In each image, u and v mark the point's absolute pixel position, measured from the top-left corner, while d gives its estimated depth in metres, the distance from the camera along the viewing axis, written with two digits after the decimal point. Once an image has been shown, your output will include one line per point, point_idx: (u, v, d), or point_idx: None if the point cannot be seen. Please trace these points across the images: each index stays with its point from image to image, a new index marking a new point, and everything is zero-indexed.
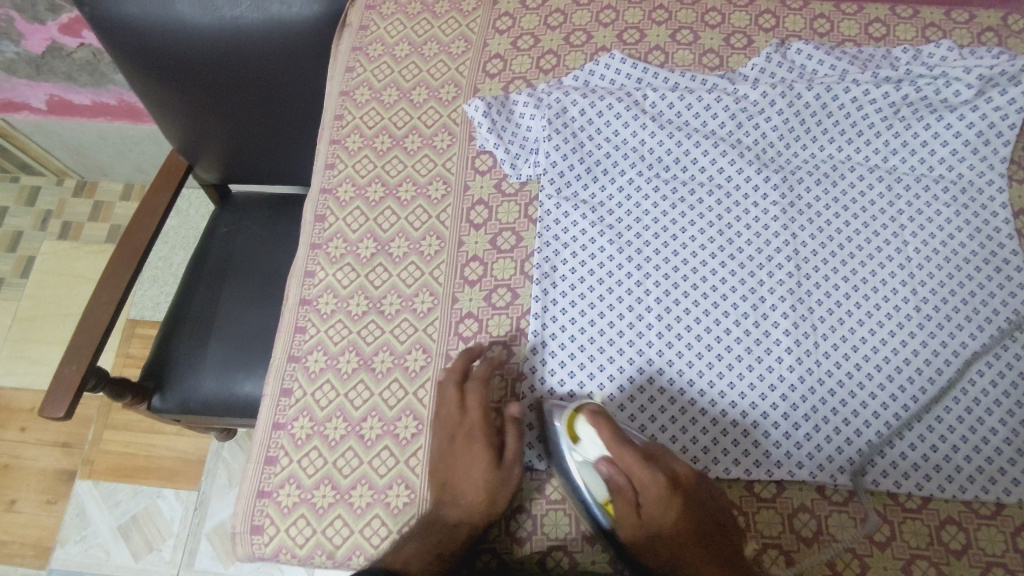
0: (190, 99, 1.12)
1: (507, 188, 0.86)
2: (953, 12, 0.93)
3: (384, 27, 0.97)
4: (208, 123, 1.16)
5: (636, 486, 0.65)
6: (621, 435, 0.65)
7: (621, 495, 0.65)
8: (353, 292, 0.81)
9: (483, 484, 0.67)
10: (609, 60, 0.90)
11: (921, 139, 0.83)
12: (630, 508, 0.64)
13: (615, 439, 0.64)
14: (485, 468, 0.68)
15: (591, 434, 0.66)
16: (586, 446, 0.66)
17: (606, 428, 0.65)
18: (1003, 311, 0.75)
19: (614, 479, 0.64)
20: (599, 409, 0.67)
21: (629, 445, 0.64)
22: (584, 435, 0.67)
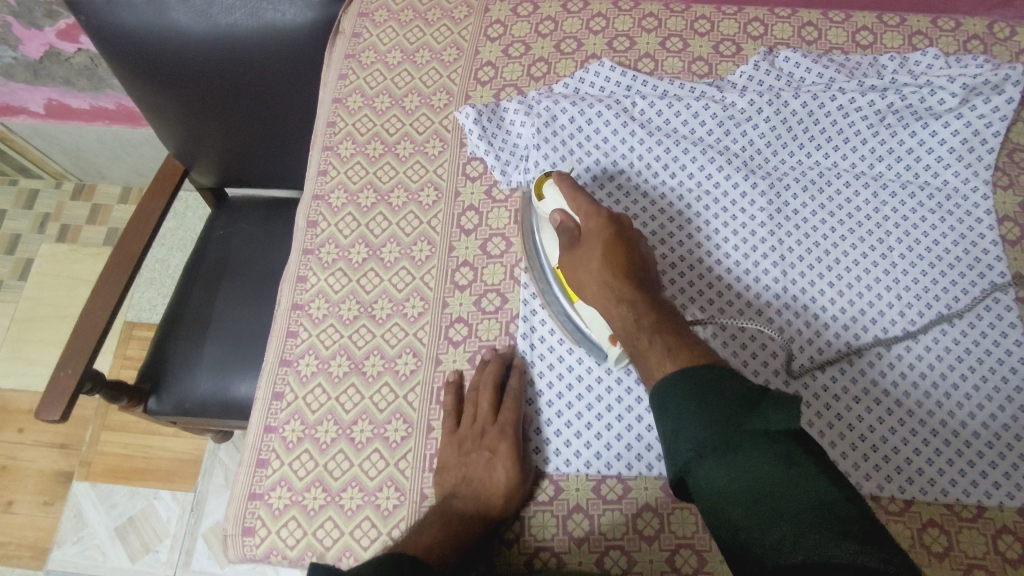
0: (187, 105, 1.13)
1: (497, 195, 0.87)
2: (939, 20, 0.94)
3: (377, 34, 0.98)
4: (203, 128, 1.17)
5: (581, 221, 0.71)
6: (584, 191, 0.72)
7: (569, 236, 0.72)
8: (345, 296, 0.82)
9: (504, 478, 0.69)
10: (599, 68, 0.91)
11: (907, 146, 0.84)
12: (572, 240, 0.72)
13: (576, 194, 0.71)
14: (507, 461, 0.69)
15: (557, 195, 0.73)
16: (548, 205, 0.74)
17: (570, 187, 0.72)
18: (985, 316, 0.76)
19: (566, 222, 0.72)
20: (570, 176, 0.74)
21: (586, 198, 0.71)
22: (549, 194, 0.74)
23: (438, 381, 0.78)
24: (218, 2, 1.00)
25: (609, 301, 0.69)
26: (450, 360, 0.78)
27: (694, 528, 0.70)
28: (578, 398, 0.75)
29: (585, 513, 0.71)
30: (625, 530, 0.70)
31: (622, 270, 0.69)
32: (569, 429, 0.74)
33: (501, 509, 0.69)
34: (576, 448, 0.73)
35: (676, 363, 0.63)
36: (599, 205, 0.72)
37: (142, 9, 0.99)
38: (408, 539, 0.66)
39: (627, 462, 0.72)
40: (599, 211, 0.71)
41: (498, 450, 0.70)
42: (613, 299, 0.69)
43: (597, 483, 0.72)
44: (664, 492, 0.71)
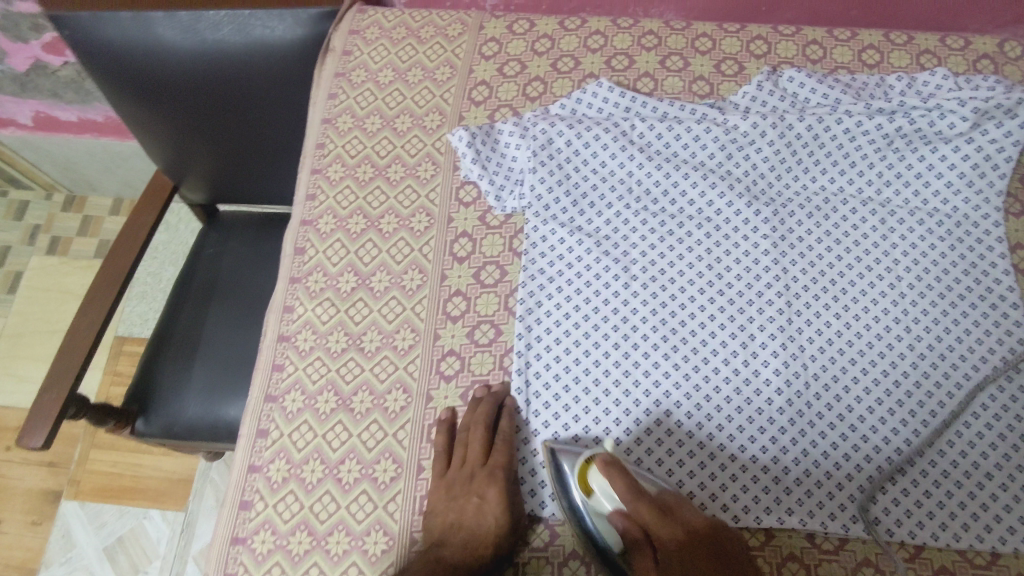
0: (174, 121, 1.10)
1: (492, 221, 0.84)
2: (948, 39, 0.91)
3: (368, 52, 0.95)
4: (191, 144, 1.14)
5: (638, 534, 0.60)
6: (633, 481, 0.62)
7: (632, 548, 0.61)
8: (332, 328, 0.79)
9: (494, 525, 0.67)
10: (596, 89, 0.88)
11: (916, 170, 0.81)
12: (640, 562, 0.62)
13: (628, 493, 0.61)
14: (498, 509, 0.67)
15: (603, 487, 0.63)
16: (598, 498, 0.64)
17: (618, 477, 0.62)
18: (998, 349, 0.73)
19: (626, 532, 0.61)
20: (614, 459, 0.64)
21: (641, 497, 0.60)
22: (597, 487, 0.64)
23: (429, 418, 0.75)
24: (205, 18, 0.97)
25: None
26: (441, 396, 0.75)
27: None
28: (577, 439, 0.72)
29: (582, 560, 0.68)
30: None
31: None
32: None
33: (490, 556, 0.66)
34: None
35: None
36: (647, 494, 0.61)
37: (126, 23, 0.96)
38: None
39: None
40: (659, 514, 0.60)
41: (489, 496, 0.68)
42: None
43: None
44: None
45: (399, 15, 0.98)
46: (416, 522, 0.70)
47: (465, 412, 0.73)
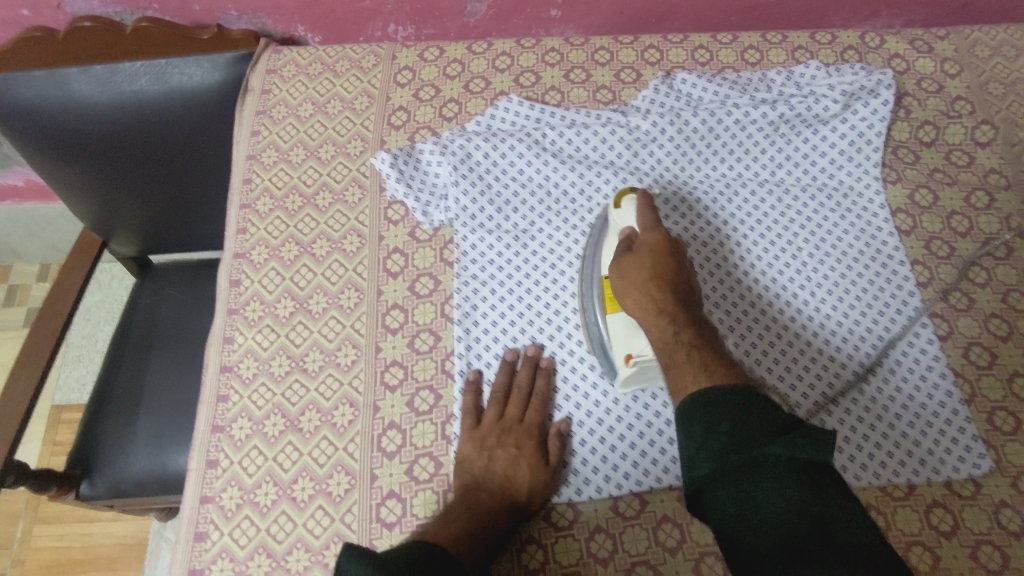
0: (96, 175, 1.10)
1: (421, 235, 0.87)
2: (817, 35, 1.01)
3: (287, 89, 0.98)
4: (118, 200, 1.14)
5: (640, 227, 0.76)
6: (655, 213, 0.77)
7: (627, 243, 0.76)
8: (274, 353, 0.81)
9: (529, 475, 0.71)
10: (508, 104, 0.94)
11: (802, 151, 0.90)
12: (625, 247, 0.75)
13: (651, 224, 0.76)
14: (533, 460, 0.71)
15: (632, 208, 0.78)
16: (622, 217, 0.79)
17: (642, 205, 0.78)
18: (892, 303, 0.82)
19: (630, 235, 0.76)
20: (648, 198, 0.79)
21: (656, 244, 0.75)
22: (627, 204, 0.79)
23: (377, 428, 0.76)
24: (121, 70, 1.00)
25: (646, 314, 0.71)
26: (388, 406, 0.78)
27: (646, 545, 0.71)
28: None
29: (538, 542, 0.72)
30: (579, 555, 0.71)
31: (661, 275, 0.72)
32: None
33: (526, 506, 0.70)
34: None
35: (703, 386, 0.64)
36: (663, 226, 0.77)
37: (43, 84, 0.98)
38: (434, 527, 0.65)
39: (576, 488, 0.73)
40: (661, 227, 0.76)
41: (524, 447, 0.72)
42: (648, 294, 0.71)
43: (547, 512, 0.73)
44: (613, 512, 0.73)
45: (315, 52, 1.01)
46: (448, 479, 0.74)
47: (470, 386, 0.77)
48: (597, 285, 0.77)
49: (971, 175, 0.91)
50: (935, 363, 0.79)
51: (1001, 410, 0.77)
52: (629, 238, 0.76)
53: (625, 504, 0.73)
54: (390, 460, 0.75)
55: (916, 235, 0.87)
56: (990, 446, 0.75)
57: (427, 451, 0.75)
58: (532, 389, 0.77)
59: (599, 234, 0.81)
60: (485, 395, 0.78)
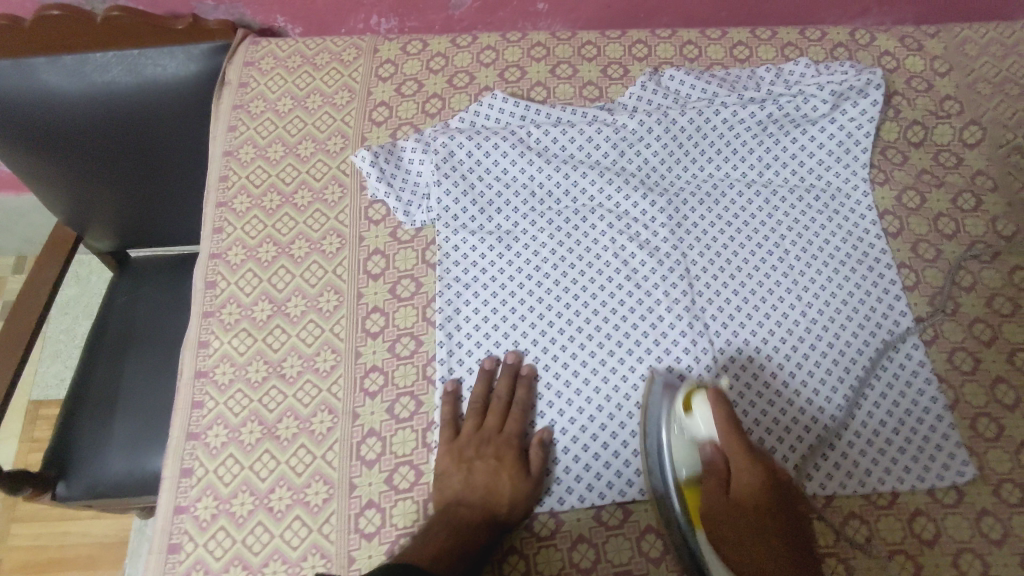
0: (69, 170, 1.06)
1: (403, 236, 0.85)
2: (807, 31, 1.00)
3: (265, 82, 0.94)
4: (91, 193, 1.11)
5: (720, 455, 0.67)
6: (736, 423, 0.66)
7: (717, 484, 0.67)
8: (250, 358, 0.79)
9: (510, 488, 0.70)
10: (492, 100, 0.91)
11: (790, 151, 0.89)
12: (710, 484, 0.67)
13: (729, 428, 0.65)
14: (514, 472, 0.71)
15: (707, 416, 0.67)
16: (697, 424, 0.68)
17: (722, 419, 0.66)
18: (878, 307, 0.83)
19: (711, 458, 0.67)
20: (722, 392, 0.68)
21: (742, 442, 0.65)
22: (699, 412, 0.68)
23: (357, 436, 0.75)
24: (92, 61, 0.97)
25: (735, 548, 0.64)
26: (368, 413, 0.76)
27: (629, 555, 0.70)
28: None
29: (520, 553, 0.70)
30: (561, 566, 0.70)
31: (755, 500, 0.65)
32: None
33: (507, 519, 0.69)
34: None
35: None
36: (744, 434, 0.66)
37: (11, 75, 0.94)
38: (415, 544, 0.65)
39: (558, 496, 0.73)
40: (740, 436, 0.66)
41: (506, 458, 0.72)
42: (738, 528, 0.65)
43: (529, 522, 0.72)
44: (596, 521, 0.72)
45: (293, 43, 0.97)
46: (427, 490, 0.72)
47: (449, 395, 0.75)
48: (675, 494, 0.69)
49: (958, 176, 0.91)
50: (919, 368, 0.79)
51: (984, 415, 0.77)
52: (710, 456, 0.67)
53: (607, 512, 0.72)
54: (370, 469, 0.73)
55: (903, 237, 0.87)
56: (973, 452, 0.76)
57: (407, 459, 0.74)
58: (512, 398, 0.76)
59: (665, 405, 0.72)
60: (464, 404, 0.76)
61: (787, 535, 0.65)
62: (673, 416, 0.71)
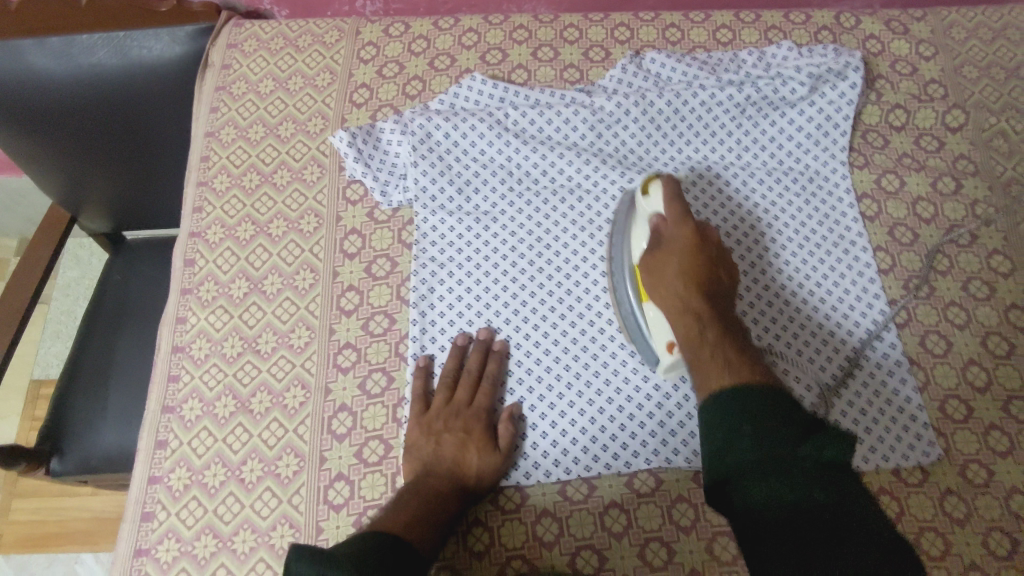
0: (63, 149, 1.07)
1: (380, 216, 0.86)
2: (791, 14, 0.99)
3: (247, 64, 0.95)
4: (83, 174, 1.12)
5: (668, 226, 0.74)
6: (683, 201, 0.75)
7: (654, 240, 0.74)
8: (227, 334, 0.80)
9: (477, 459, 0.71)
10: (470, 83, 0.91)
11: (769, 134, 0.88)
12: (655, 243, 0.74)
13: (682, 216, 0.74)
14: (482, 444, 0.72)
15: (659, 195, 0.76)
16: (651, 203, 0.76)
17: (671, 192, 0.75)
18: (852, 289, 0.82)
19: (658, 226, 0.74)
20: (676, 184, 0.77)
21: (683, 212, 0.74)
22: (653, 191, 0.76)
23: (328, 411, 0.76)
24: (78, 42, 0.97)
25: (677, 310, 0.70)
26: (340, 388, 0.77)
27: (592, 529, 0.71)
28: None
29: (485, 526, 0.72)
30: (524, 538, 0.71)
31: (700, 282, 0.71)
32: None
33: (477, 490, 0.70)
34: None
35: (737, 379, 0.63)
36: (691, 217, 0.74)
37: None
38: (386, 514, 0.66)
39: (525, 471, 0.73)
40: (691, 224, 0.74)
41: (474, 429, 0.73)
42: (682, 294, 0.70)
43: (495, 495, 0.73)
44: (561, 496, 0.73)
45: (276, 26, 0.98)
46: (397, 462, 0.74)
47: (421, 370, 0.77)
48: (629, 275, 0.76)
49: (940, 160, 0.90)
50: (891, 350, 0.80)
51: (954, 398, 0.78)
52: (658, 226, 0.74)
53: (572, 488, 0.73)
54: (340, 443, 0.75)
55: (881, 221, 0.87)
56: (941, 433, 0.76)
57: (377, 434, 0.75)
58: (482, 372, 0.77)
59: (626, 215, 0.79)
60: (435, 378, 0.77)
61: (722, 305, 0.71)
62: (631, 216, 0.78)
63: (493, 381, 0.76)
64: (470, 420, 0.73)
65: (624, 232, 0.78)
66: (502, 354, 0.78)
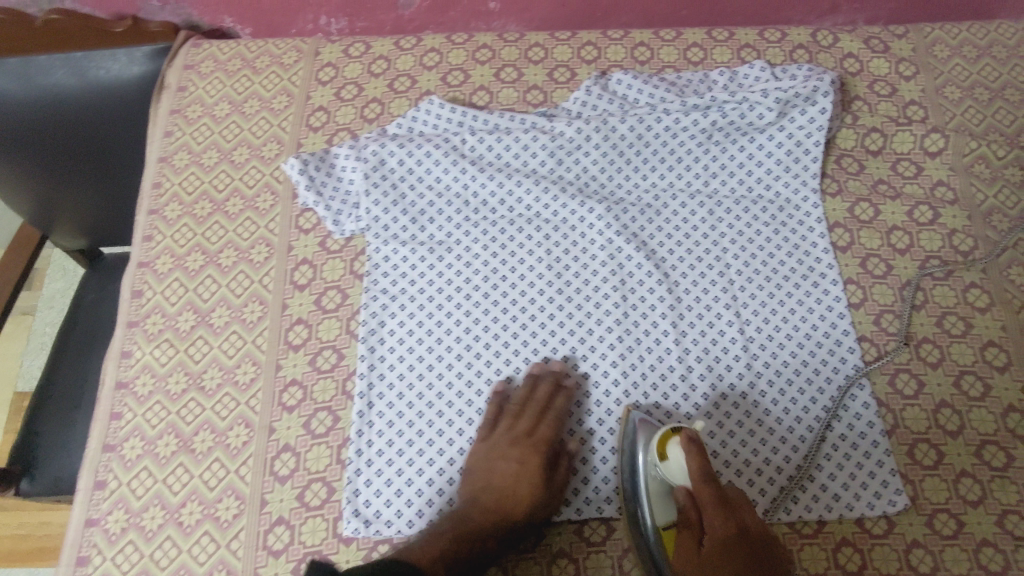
0: (36, 169, 1.04)
1: (332, 245, 0.83)
2: (766, 32, 0.95)
3: (203, 86, 0.93)
4: (58, 196, 1.08)
5: (695, 507, 0.64)
6: (707, 465, 0.65)
7: (684, 520, 0.65)
8: (171, 369, 0.78)
9: (526, 494, 0.70)
10: (428, 106, 0.88)
11: (737, 160, 0.85)
12: (687, 527, 0.65)
13: (704, 482, 0.64)
14: (534, 478, 0.70)
15: (681, 458, 0.66)
16: (670, 470, 0.67)
17: (692, 454, 0.66)
18: (820, 325, 0.79)
19: (686, 506, 0.65)
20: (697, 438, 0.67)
21: (711, 488, 0.64)
22: (672, 455, 0.67)
23: (271, 451, 0.74)
24: (36, 63, 0.95)
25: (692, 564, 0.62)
26: (284, 428, 0.75)
27: None
28: (411, 444, 0.74)
29: None
30: None
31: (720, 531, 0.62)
32: (410, 488, 0.72)
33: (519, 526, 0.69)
34: (410, 497, 0.72)
35: None
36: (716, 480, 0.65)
37: None
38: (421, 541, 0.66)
39: None
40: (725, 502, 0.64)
41: (528, 464, 0.71)
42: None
43: None
44: None
45: (234, 46, 0.95)
46: (340, 506, 0.72)
47: (495, 395, 0.75)
48: (653, 538, 0.66)
49: (918, 187, 0.86)
50: (859, 390, 0.77)
51: (924, 441, 0.75)
52: (684, 503, 0.65)
53: None
54: (282, 485, 0.73)
55: (852, 251, 0.83)
56: (908, 480, 0.73)
57: (320, 476, 0.73)
58: (551, 404, 0.74)
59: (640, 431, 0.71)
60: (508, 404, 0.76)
61: (764, 563, 0.61)
62: (645, 461, 0.69)
63: (558, 415, 0.74)
64: (518, 455, 0.72)
65: (639, 461, 0.69)
66: (573, 389, 0.76)
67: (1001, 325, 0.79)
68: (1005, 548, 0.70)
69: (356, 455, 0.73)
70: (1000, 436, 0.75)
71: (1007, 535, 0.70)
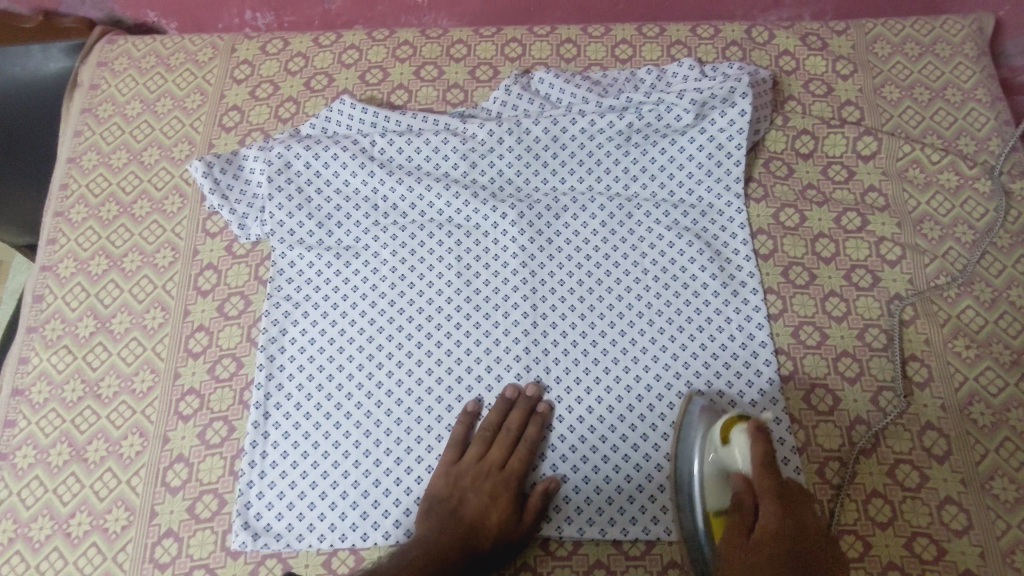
0: None
1: (238, 250, 0.81)
2: (699, 28, 0.91)
3: (116, 84, 0.91)
4: None
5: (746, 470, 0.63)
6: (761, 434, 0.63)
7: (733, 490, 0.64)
8: (69, 376, 0.77)
9: (496, 528, 0.68)
10: (340, 106, 0.85)
11: (658, 163, 0.82)
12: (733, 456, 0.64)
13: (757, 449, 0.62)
14: (504, 513, 0.68)
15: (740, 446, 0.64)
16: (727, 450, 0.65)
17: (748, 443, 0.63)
18: (738, 335, 0.75)
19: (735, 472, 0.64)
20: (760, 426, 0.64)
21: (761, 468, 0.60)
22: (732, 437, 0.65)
23: (164, 461, 0.73)
24: None
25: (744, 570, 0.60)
26: (178, 438, 0.74)
27: None
28: (305, 456, 0.72)
29: None
30: None
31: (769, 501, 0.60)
32: (303, 501, 0.70)
33: (485, 559, 0.67)
34: (303, 511, 0.70)
35: None
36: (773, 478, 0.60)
37: None
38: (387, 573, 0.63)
39: (362, 532, 0.69)
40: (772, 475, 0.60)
41: (498, 496, 0.69)
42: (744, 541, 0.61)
43: (328, 557, 0.69)
44: None
45: (150, 42, 0.94)
46: (229, 519, 0.70)
47: (466, 415, 0.73)
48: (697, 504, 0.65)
49: (847, 192, 0.83)
50: (771, 406, 0.73)
51: (835, 460, 0.72)
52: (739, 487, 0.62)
53: None
54: (174, 496, 0.71)
55: (774, 260, 0.80)
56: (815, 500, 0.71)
57: (212, 488, 0.72)
58: (522, 434, 0.72)
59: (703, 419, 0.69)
60: (477, 427, 0.73)
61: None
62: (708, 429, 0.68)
63: (532, 445, 0.71)
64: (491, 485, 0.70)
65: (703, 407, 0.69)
66: (545, 416, 0.72)
67: (925, 337, 0.76)
68: (911, 572, 0.67)
69: (249, 467, 0.72)
70: (915, 455, 0.71)
71: (915, 559, 0.68)
